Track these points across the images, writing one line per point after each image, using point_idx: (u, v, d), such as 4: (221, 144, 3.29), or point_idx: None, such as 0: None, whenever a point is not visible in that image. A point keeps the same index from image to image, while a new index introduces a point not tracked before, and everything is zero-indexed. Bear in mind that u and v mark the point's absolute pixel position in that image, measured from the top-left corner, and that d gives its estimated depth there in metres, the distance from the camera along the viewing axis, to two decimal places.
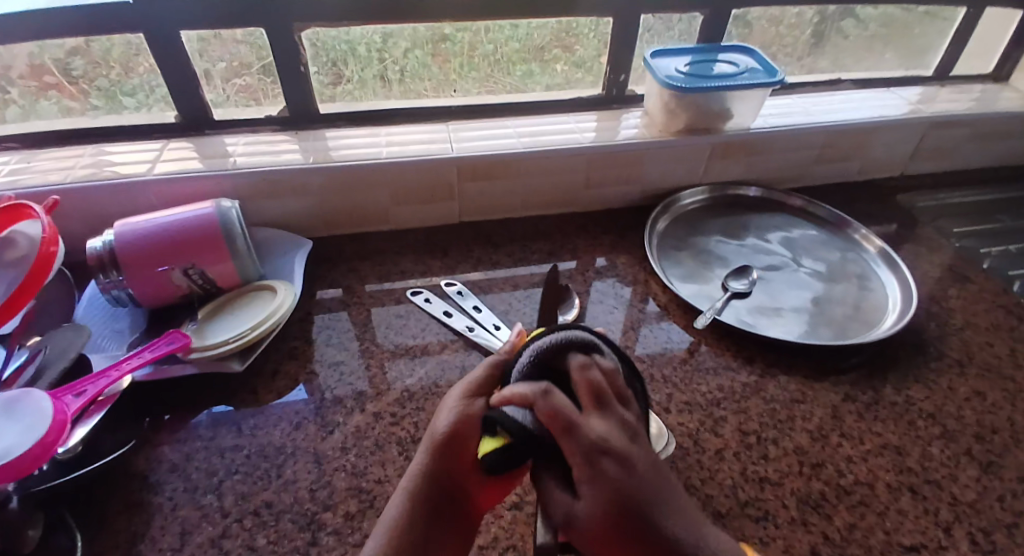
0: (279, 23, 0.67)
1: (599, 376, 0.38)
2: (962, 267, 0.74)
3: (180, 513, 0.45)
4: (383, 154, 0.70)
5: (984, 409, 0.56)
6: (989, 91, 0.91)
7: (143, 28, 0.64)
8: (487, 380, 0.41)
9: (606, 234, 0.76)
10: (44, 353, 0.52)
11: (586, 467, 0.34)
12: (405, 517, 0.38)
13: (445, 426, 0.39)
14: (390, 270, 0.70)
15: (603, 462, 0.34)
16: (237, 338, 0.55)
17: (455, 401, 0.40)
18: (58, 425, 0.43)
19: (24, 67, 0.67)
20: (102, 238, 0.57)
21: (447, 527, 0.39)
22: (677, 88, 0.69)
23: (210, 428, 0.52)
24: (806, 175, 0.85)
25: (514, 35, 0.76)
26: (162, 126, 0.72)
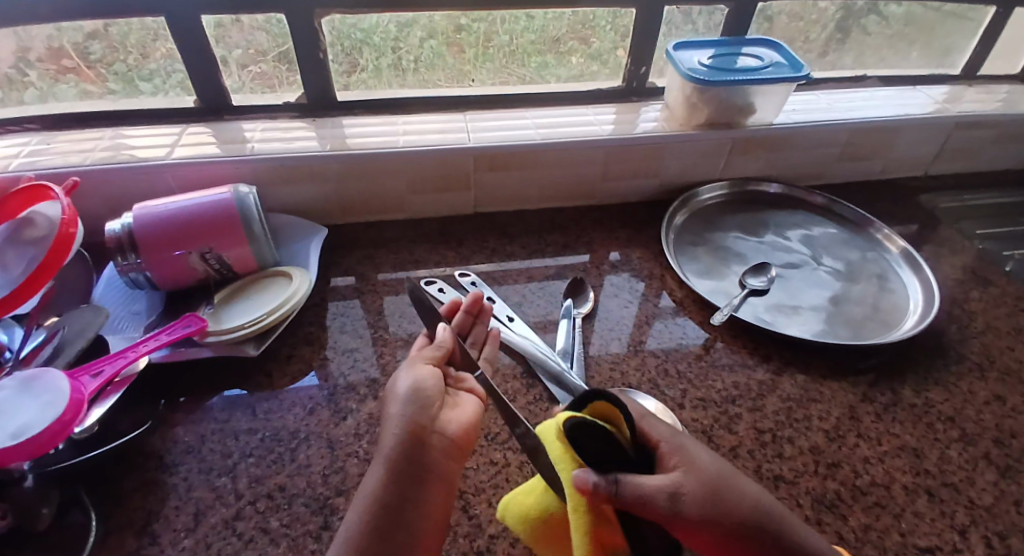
0: (297, 10, 0.66)
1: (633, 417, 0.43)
2: (984, 269, 0.72)
3: (195, 494, 0.46)
4: (399, 143, 0.69)
5: (1004, 414, 0.55)
6: (1017, 92, 0.89)
7: (162, 13, 0.64)
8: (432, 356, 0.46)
9: (621, 228, 0.76)
10: (61, 333, 0.53)
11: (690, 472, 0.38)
12: (387, 478, 0.39)
13: (404, 390, 0.43)
14: (404, 259, 0.70)
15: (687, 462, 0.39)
16: (253, 323, 0.56)
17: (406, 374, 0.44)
18: (75, 405, 0.44)
19: (43, 50, 0.67)
20: (121, 220, 0.58)
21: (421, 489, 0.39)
22: (700, 81, 0.68)
23: (225, 411, 0.52)
24: (827, 173, 0.84)
25: (530, 26, 0.76)
26: (179, 111, 0.72)
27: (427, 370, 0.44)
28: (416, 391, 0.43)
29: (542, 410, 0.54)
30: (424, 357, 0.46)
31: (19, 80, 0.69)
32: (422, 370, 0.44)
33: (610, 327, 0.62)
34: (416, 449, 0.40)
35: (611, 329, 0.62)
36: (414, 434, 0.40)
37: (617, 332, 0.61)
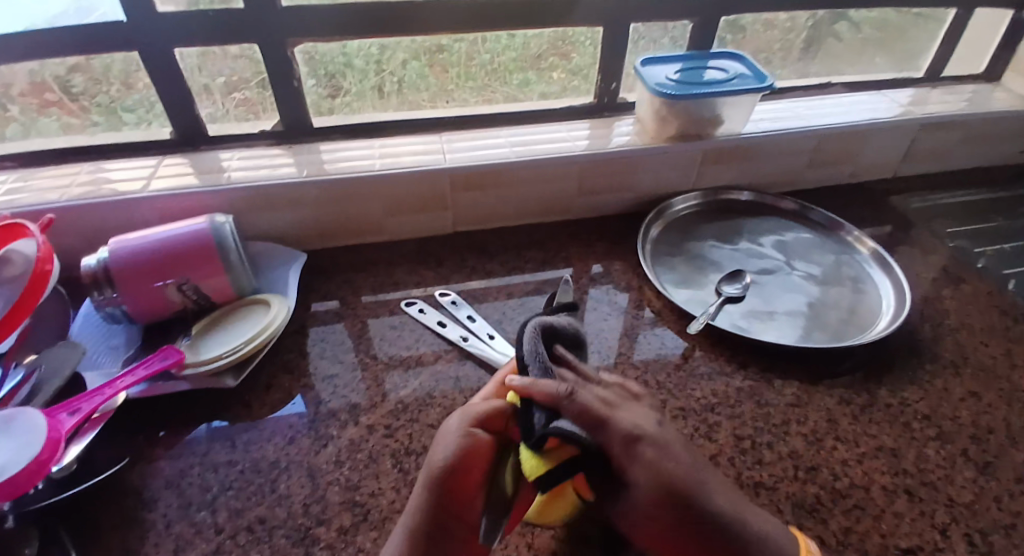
0: (275, 38, 0.67)
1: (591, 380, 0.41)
2: (956, 268, 0.74)
3: (174, 530, 0.45)
4: (377, 166, 0.70)
5: (980, 410, 0.56)
6: (981, 92, 0.91)
7: (141, 46, 0.65)
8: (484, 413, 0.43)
9: (600, 241, 0.77)
10: (38, 372, 0.53)
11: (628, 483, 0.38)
12: (415, 524, 0.39)
13: (448, 439, 0.42)
14: (385, 281, 0.70)
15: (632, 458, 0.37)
16: (232, 353, 0.56)
17: (455, 434, 0.41)
18: (51, 445, 0.43)
19: (24, 85, 0.68)
20: (96, 255, 0.58)
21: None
22: (666, 96, 0.69)
23: (205, 444, 0.52)
24: (799, 178, 0.85)
25: (510, 44, 0.77)
26: (159, 141, 0.72)
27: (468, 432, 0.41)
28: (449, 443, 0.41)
29: None
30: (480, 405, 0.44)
31: (0, 116, 0.69)
32: (471, 423, 0.42)
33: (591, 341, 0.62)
34: (448, 498, 0.40)
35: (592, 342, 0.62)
36: (445, 481, 0.40)
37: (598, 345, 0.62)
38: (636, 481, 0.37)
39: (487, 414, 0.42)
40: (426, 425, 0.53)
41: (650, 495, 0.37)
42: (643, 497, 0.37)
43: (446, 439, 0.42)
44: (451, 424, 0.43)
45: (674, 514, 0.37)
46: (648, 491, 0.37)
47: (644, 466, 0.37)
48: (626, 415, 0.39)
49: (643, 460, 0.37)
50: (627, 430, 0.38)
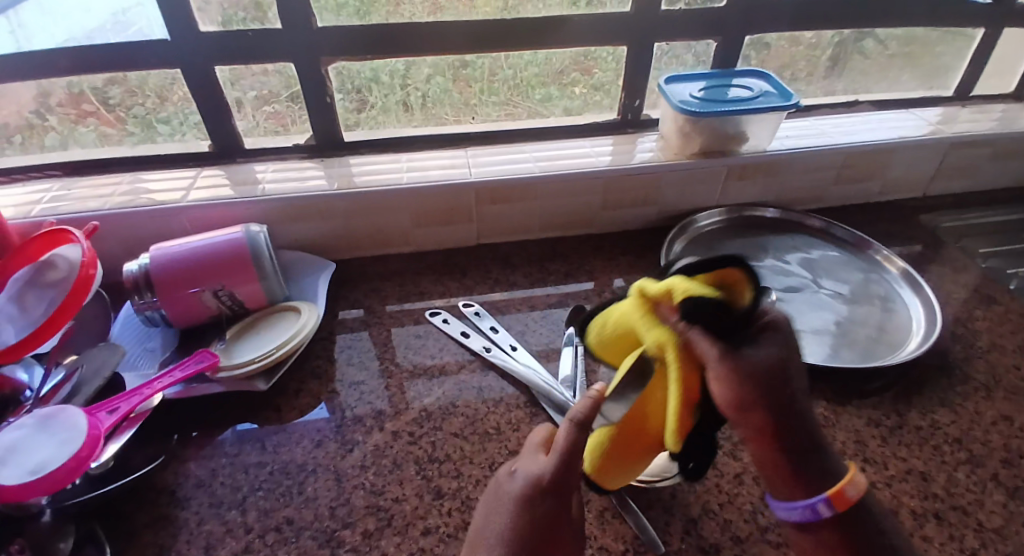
0: (305, 55, 0.70)
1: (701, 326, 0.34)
2: (988, 288, 0.72)
3: (205, 528, 0.47)
4: (404, 179, 0.72)
5: (1012, 434, 0.54)
6: (1012, 111, 0.90)
7: (178, 63, 0.68)
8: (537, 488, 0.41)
9: (622, 256, 0.77)
10: (80, 371, 0.55)
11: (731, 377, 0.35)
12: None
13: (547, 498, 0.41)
14: (410, 291, 0.72)
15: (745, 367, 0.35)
16: (264, 357, 0.57)
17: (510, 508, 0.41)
18: (90, 442, 0.45)
19: (64, 96, 0.71)
20: (137, 261, 0.60)
21: None
22: (692, 113, 0.70)
23: (236, 445, 0.53)
24: (825, 196, 0.85)
25: (533, 60, 0.78)
26: (193, 154, 0.75)
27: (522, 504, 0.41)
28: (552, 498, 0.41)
29: None
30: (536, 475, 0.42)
31: (42, 126, 0.72)
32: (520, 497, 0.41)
33: None
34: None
35: None
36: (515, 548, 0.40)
37: None
38: (707, 383, 0.36)
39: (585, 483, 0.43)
40: (449, 434, 0.54)
41: (733, 401, 0.36)
42: (720, 401, 0.36)
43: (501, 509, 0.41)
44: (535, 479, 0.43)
45: (761, 419, 0.36)
46: (721, 399, 0.36)
47: (729, 377, 0.35)
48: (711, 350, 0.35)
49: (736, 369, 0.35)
50: (727, 354, 0.35)
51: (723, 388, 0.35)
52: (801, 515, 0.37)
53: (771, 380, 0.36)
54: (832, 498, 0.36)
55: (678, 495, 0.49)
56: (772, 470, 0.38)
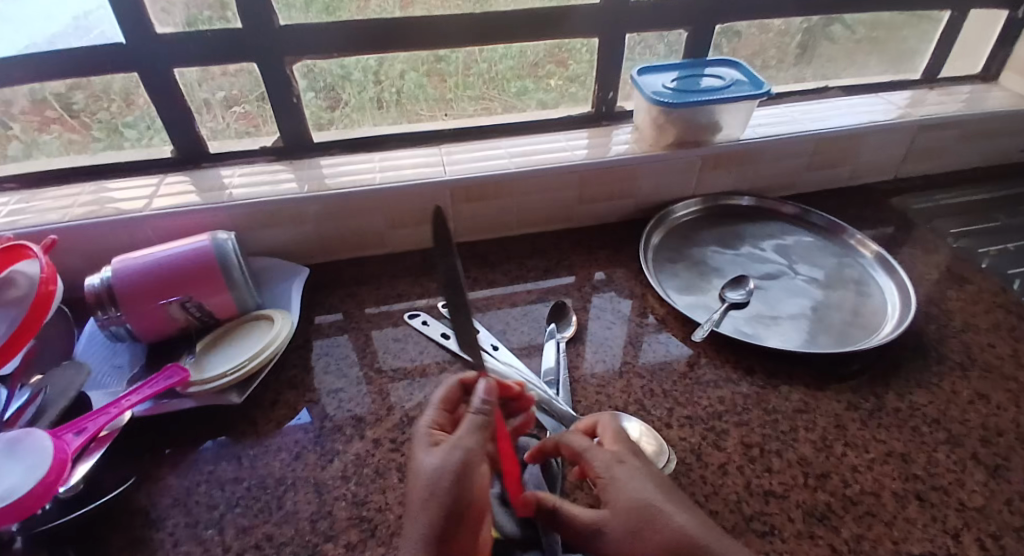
0: (272, 54, 0.68)
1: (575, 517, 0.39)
2: (960, 268, 0.74)
3: (182, 550, 0.45)
4: (377, 179, 0.70)
5: (989, 412, 0.55)
6: (979, 92, 0.91)
7: (140, 66, 0.65)
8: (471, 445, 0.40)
9: (601, 249, 0.77)
10: (44, 393, 0.53)
11: (609, 532, 0.38)
12: (432, 503, 0.37)
13: (449, 478, 0.38)
14: (388, 293, 0.70)
15: (607, 529, 0.38)
16: (237, 369, 0.56)
17: (448, 457, 0.39)
18: (58, 465, 0.43)
19: (26, 103, 0.67)
20: (99, 275, 0.58)
21: (457, 529, 0.37)
22: (664, 104, 0.70)
23: (212, 461, 0.52)
24: (799, 183, 0.85)
25: (507, 54, 0.77)
26: (158, 159, 0.73)
27: (450, 451, 0.39)
28: (452, 478, 0.38)
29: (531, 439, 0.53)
30: (462, 439, 0.40)
31: (3, 134, 0.69)
32: (466, 451, 0.39)
33: (595, 350, 0.62)
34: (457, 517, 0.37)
35: (597, 351, 0.62)
36: (453, 506, 0.37)
37: (602, 354, 0.62)
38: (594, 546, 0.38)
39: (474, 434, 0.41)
40: None
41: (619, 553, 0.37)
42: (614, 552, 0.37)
43: (440, 463, 0.39)
44: (430, 465, 0.39)
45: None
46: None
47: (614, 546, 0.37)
48: (599, 508, 0.39)
49: (629, 525, 0.38)
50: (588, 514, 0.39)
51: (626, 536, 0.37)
52: None
53: (628, 527, 0.38)
54: None
55: None
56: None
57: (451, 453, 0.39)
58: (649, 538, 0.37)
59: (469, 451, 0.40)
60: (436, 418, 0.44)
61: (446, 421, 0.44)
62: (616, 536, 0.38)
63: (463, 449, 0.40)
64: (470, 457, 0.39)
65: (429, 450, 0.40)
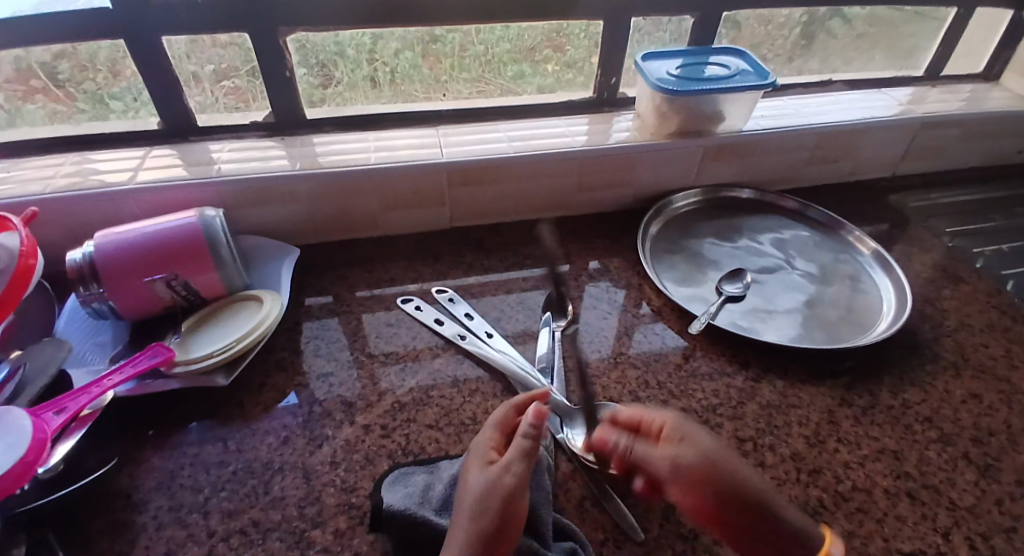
0: (263, 25, 0.65)
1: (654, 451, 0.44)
2: (955, 267, 0.74)
3: (166, 534, 0.44)
4: (371, 159, 0.68)
5: (981, 412, 0.56)
6: (979, 91, 0.91)
7: (127, 35, 0.63)
8: (513, 470, 0.41)
9: (598, 238, 0.76)
10: (23, 369, 0.51)
11: (685, 466, 0.42)
12: (469, 531, 0.38)
13: (487, 501, 0.39)
14: (380, 277, 0.69)
15: (685, 465, 0.42)
16: (223, 351, 0.54)
17: (488, 482, 0.41)
18: (38, 445, 0.42)
19: (9, 71, 0.64)
20: (81, 249, 0.56)
21: None
22: (668, 91, 0.68)
23: (197, 444, 0.50)
24: (798, 176, 0.85)
25: (505, 36, 0.75)
26: (142, 132, 0.70)
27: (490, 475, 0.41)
28: (493, 504, 0.39)
29: None
30: (505, 463, 0.42)
31: None
32: (506, 476, 0.41)
33: (590, 339, 0.61)
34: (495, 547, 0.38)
35: (592, 341, 0.61)
36: (490, 534, 0.38)
37: (597, 343, 0.61)
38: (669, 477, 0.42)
39: (517, 458, 0.42)
40: (423, 426, 0.52)
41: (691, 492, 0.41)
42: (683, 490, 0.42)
43: (480, 489, 0.40)
44: (475, 487, 0.41)
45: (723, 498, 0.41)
46: (694, 500, 0.41)
47: (686, 476, 0.42)
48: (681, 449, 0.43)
49: (706, 464, 0.42)
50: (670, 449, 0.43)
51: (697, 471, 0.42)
52: None
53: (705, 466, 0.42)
54: None
55: None
56: (760, 540, 0.40)
57: (499, 475, 0.41)
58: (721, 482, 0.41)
59: (509, 475, 0.41)
60: (492, 433, 0.45)
61: (503, 445, 0.45)
62: (692, 470, 0.42)
63: (503, 475, 0.41)
64: (510, 481, 0.40)
65: (476, 471, 0.42)
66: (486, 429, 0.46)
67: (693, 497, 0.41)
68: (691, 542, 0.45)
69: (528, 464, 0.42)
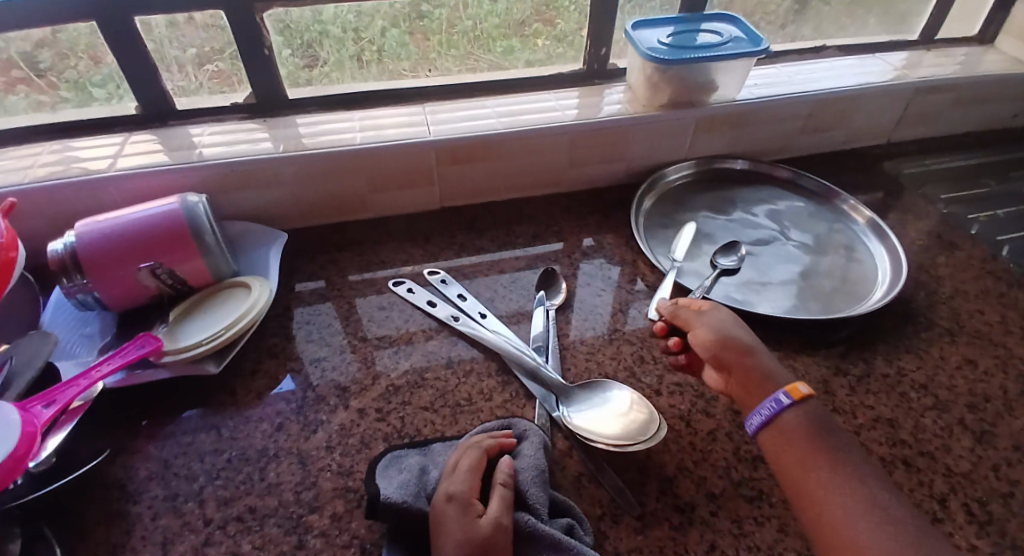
0: (243, 4, 0.63)
1: (693, 316, 0.52)
2: (950, 234, 0.73)
3: (162, 523, 0.44)
4: (358, 139, 0.67)
5: (976, 378, 0.56)
6: (974, 54, 0.90)
7: (103, 18, 0.60)
8: (494, 521, 0.40)
9: (591, 214, 0.75)
10: (11, 362, 0.50)
11: (714, 327, 0.50)
12: None
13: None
14: (371, 260, 0.68)
15: (714, 325, 0.50)
16: (213, 338, 0.53)
17: (470, 532, 0.39)
18: (28, 438, 0.41)
19: None
20: (62, 240, 0.54)
21: None
22: (659, 61, 0.67)
23: (190, 432, 0.50)
24: (792, 146, 0.84)
25: (494, 9, 0.73)
26: (122, 118, 0.68)
27: (470, 527, 0.39)
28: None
29: (519, 407, 0.52)
30: (485, 516, 0.40)
31: None
32: (488, 527, 0.39)
33: (585, 317, 0.61)
34: None
35: (586, 318, 0.61)
36: None
37: (592, 321, 0.61)
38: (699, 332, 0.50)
39: (498, 509, 0.40)
40: (418, 408, 0.52)
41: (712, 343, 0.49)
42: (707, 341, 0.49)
43: (462, 540, 0.38)
44: (454, 539, 0.39)
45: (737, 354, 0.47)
46: (708, 342, 0.49)
47: (711, 325, 0.50)
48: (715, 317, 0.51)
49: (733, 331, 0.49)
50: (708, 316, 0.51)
51: (718, 328, 0.50)
52: (771, 408, 0.43)
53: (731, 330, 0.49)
54: (790, 392, 0.43)
55: (654, 456, 0.48)
56: (748, 386, 0.46)
57: (490, 532, 0.39)
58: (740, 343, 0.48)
59: (490, 526, 0.39)
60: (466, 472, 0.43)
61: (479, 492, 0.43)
62: (717, 330, 0.49)
63: (484, 527, 0.39)
64: (493, 531, 0.39)
65: (454, 520, 0.40)
66: (458, 469, 0.44)
67: (714, 348, 0.48)
68: (688, 515, 0.45)
69: (508, 514, 0.40)
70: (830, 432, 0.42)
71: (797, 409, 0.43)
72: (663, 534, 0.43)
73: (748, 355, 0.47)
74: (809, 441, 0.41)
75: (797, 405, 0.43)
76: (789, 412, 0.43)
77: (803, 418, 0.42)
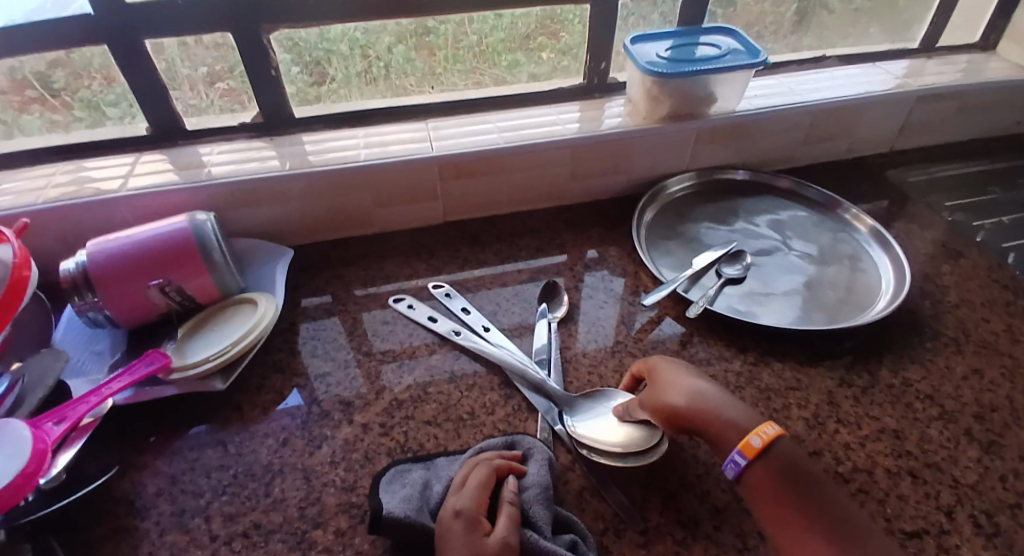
0: (252, 24, 0.64)
1: (658, 375, 0.49)
2: (956, 243, 0.73)
3: (168, 539, 0.44)
4: (362, 156, 0.68)
5: (983, 388, 0.55)
6: (977, 62, 0.89)
7: (117, 40, 0.62)
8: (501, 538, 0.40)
9: (594, 227, 0.75)
10: (23, 380, 0.51)
11: (676, 386, 0.47)
12: None
13: None
14: (375, 275, 0.69)
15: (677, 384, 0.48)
16: (220, 354, 0.54)
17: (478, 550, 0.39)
18: (38, 456, 0.42)
19: (5, 82, 0.64)
20: (75, 258, 0.56)
21: None
22: (659, 74, 0.67)
23: (197, 449, 0.51)
24: (795, 156, 0.84)
25: (498, 25, 0.75)
26: (134, 138, 0.70)
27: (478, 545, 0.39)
28: None
29: (521, 421, 0.52)
30: (493, 533, 0.40)
31: None
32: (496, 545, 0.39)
33: (588, 329, 0.61)
34: None
35: (590, 330, 0.61)
36: None
37: (595, 333, 0.61)
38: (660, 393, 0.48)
39: (506, 526, 0.41)
40: (422, 422, 0.52)
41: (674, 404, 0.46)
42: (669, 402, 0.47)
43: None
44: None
45: (699, 415, 0.45)
46: (671, 405, 0.46)
47: (676, 385, 0.47)
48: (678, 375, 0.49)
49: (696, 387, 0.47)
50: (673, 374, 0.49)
51: (682, 390, 0.47)
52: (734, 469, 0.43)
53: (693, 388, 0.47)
54: (745, 449, 0.42)
55: (656, 471, 0.48)
56: (716, 447, 0.44)
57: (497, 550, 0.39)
58: (704, 401, 0.46)
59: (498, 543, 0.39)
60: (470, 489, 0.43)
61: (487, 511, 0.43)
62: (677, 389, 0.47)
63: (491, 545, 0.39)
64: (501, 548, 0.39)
65: (459, 538, 0.40)
66: (461, 486, 0.44)
67: (675, 408, 0.46)
68: (691, 529, 0.44)
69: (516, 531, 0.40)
70: (801, 476, 0.41)
71: (756, 466, 0.42)
72: (667, 549, 0.43)
73: (707, 413, 0.45)
74: (779, 497, 0.40)
75: (755, 462, 0.42)
76: (751, 469, 0.42)
77: (766, 473, 0.41)
